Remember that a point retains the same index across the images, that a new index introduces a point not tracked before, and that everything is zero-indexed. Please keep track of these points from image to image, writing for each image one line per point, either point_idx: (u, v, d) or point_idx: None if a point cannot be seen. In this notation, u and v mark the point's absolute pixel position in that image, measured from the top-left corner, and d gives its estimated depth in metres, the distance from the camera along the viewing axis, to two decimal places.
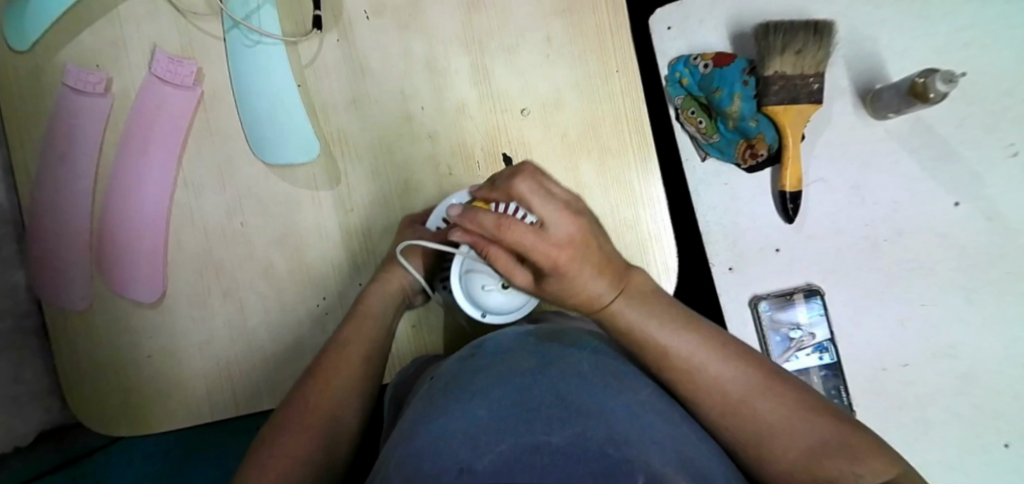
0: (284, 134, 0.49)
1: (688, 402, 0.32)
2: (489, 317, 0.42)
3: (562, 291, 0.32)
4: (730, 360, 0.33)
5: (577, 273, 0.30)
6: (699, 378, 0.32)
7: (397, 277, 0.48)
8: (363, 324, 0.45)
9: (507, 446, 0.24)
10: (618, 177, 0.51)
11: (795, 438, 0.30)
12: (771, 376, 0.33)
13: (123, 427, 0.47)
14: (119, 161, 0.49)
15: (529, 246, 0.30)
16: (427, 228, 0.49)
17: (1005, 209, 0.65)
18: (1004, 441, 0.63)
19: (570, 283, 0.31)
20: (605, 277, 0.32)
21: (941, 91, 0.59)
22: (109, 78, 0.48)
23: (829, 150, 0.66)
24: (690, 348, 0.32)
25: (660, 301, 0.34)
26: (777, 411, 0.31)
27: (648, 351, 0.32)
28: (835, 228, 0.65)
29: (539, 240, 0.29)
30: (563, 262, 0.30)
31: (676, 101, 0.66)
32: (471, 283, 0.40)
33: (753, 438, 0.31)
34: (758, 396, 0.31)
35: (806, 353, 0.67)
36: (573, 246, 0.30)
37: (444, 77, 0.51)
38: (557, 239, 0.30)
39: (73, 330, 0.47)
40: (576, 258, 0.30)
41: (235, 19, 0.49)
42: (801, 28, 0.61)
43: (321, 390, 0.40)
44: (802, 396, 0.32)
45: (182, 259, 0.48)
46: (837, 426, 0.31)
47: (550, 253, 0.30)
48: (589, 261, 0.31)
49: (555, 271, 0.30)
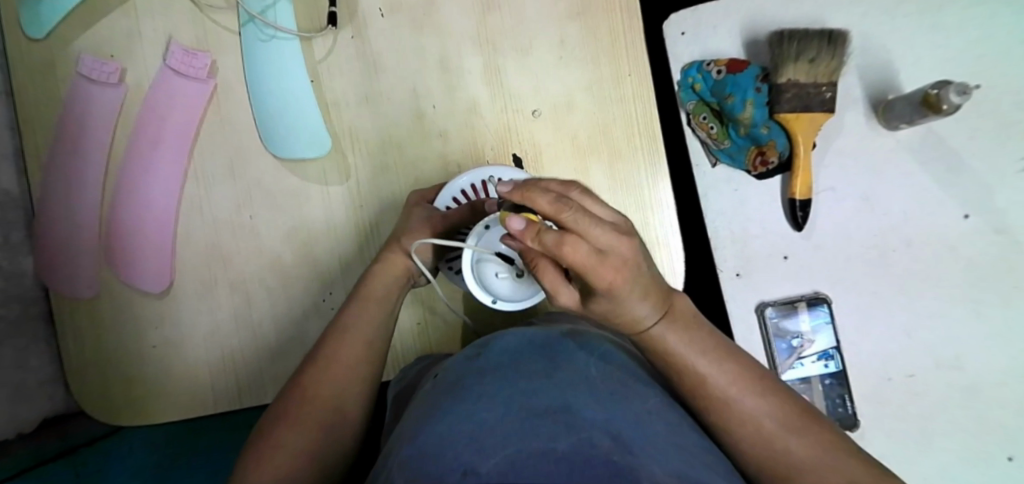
0: (297, 130, 0.49)
1: (717, 429, 0.33)
2: (500, 303, 0.41)
3: (608, 313, 0.28)
4: (766, 392, 0.32)
5: (630, 295, 0.27)
6: (730, 407, 0.32)
7: (402, 260, 0.47)
8: (367, 308, 0.45)
9: (513, 450, 0.24)
10: (628, 180, 0.51)
11: (823, 477, 0.30)
12: (805, 414, 0.32)
13: (127, 417, 0.47)
14: (131, 151, 0.49)
15: (587, 266, 0.24)
16: (437, 208, 0.49)
17: (1014, 223, 0.64)
18: (1008, 455, 0.63)
19: (620, 305, 0.28)
20: (651, 300, 0.29)
21: (954, 102, 0.59)
22: (124, 69, 0.49)
23: (838, 159, 0.66)
24: (726, 377, 0.32)
25: (700, 328, 0.33)
26: (806, 447, 0.31)
27: (688, 376, 0.32)
28: (843, 237, 0.65)
29: (600, 259, 0.24)
30: (620, 282, 0.26)
31: (688, 106, 0.65)
32: (483, 270, 0.41)
33: (779, 471, 0.31)
34: (788, 429, 0.31)
35: (810, 360, 0.67)
36: (630, 265, 0.26)
37: (457, 76, 0.51)
38: (615, 258, 0.25)
39: (80, 318, 0.47)
40: (633, 279, 0.26)
41: (251, 13, 0.50)
42: (815, 37, 0.61)
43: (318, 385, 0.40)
44: (829, 433, 0.32)
45: (191, 251, 0.48)
46: (868, 469, 0.30)
47: (610, 273, 0.25)
48: (643, 281, 0.27)
49: (610, 292, 0.26)
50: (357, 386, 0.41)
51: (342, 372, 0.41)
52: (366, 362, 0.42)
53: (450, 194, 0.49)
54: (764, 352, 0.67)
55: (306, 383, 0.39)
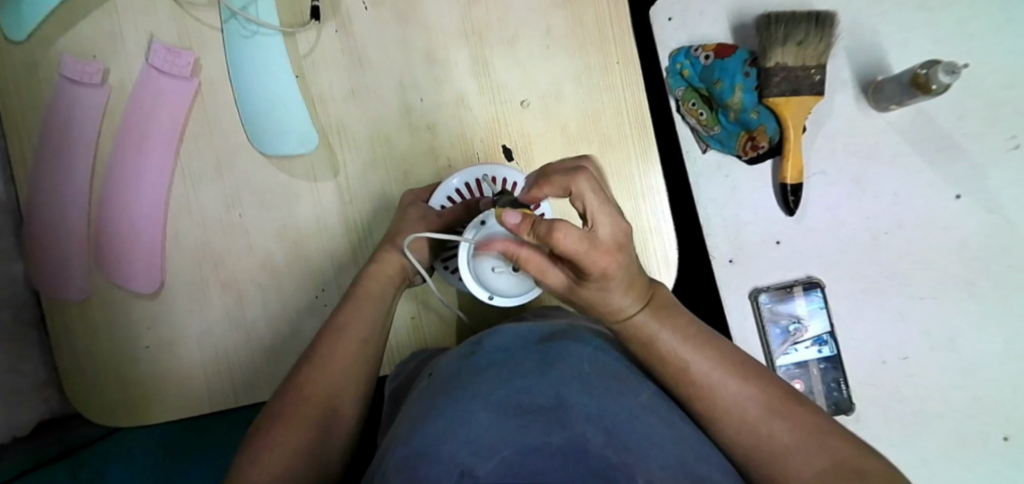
0: (283, 126, 0.49)
1: (705, 420, 0.32)
2: (496, 299, 0.41)
3: (595, 301, 0.31)
4: (749, 378, 0.33)
5: (617, 283, 0.30)
6: (715, 394, 0.32)
7: (396, 259, 0.47)
8: (362, 308, 0.44)
9: (510, 451, 0.24)
10: (618, 169, 0.51)
11: (812, 459, 0.30)
12: (790, 397, 0.33)
13: (123, 419, 0.47)
14: (116, 153, 0.49)
15: (582, 253, 0.27)
16: (432, 207, 0.48)
17: (1006, 203, 0.64)
18: (1003, 434, 0.63)
19: (607, 293, 0.30)
20: (632, 291, 0.31)
21: (943, 82, 0.60)
22: (106, 69, 0.48)
23: (830, 143, 0.65)
24: (708, 366, 0.33)
25: (679, 316, 0.34)
26: (791, 433, 0.31)
27: (669, 364, 0.32)
28: (836, 222, 0.65)
29: (593, 248, 0.27)
30: (611, 270, 0.28)
31: (677, 93, 0.66)
32: (479, 264, 0.40)
33: (767, 455, 0.31)
34: (772, 416, 0.31)
35: (806, 345, 0.67)
36: (621, 255, 0.29)
37: (444, 68, 0.50)
38: (607, 247, 0.28)
39: (72, 321, 0.47)
40: (623, 268, 0.29)
41: (232, 9, 0.49)
42: (802, 19, 0.60)
43: (318, 387, 0.40)
44: (813, 416, 0.32)
45: (181, 251, 0.48)
46: (855, 447, 0.30)
47: (603, 260, 0.28)
48: (629, 271, 0.30)
49: (601, 279, 0.29)
50: (351, 385, 0.41)
51: (334, 367, 0.41)
52: (362, 363, 0.42)
53: (445, 192, 0.49)
54: (759, 339, 0.67)
55: (302, 384, 0.39)
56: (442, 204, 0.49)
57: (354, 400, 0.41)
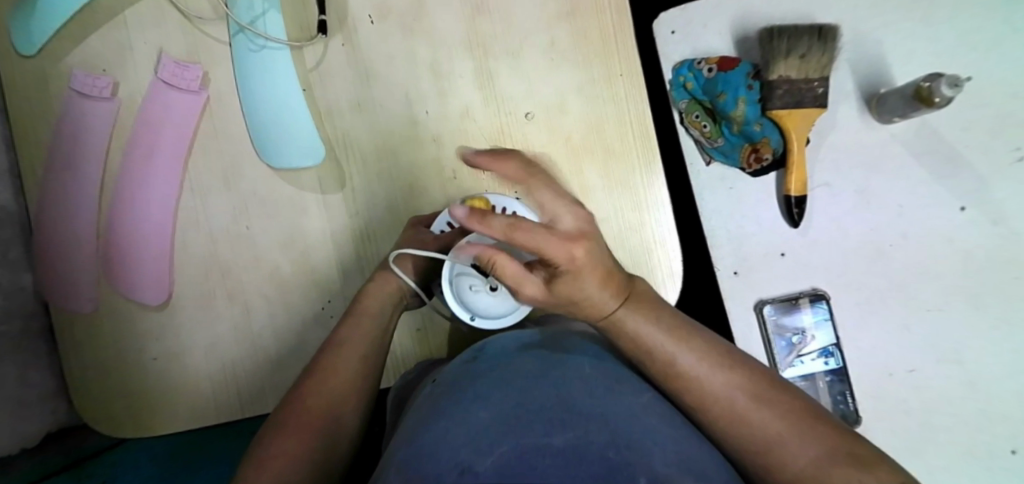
0: (289, 140, 0.49)
1: (697, 417, 0.32)
2: (478, 321, 0.42)
3: (571, 296, 0.31)
4: (736, 369, 0.33)
5: (590, 272, 0.30)
6: (706, 387, 0.32)
7: (390, 280, 0.47)
8: (361, 323, 0.45)
9: (507, 448, 0.25)
10: (622, 181, 0.51)
11: (804, 447, 0.30)
12: (776, 384, 0.33)
13: (128, 429, 0.48)
14: (125, 164, 0.50)
15: (540, 244, 0.27)
16: (432, 231, 0.48)
17: (1012, 213, 0.64)
18: (1011, 447, 0.63)
19: (582, 286, 0.30)
20: (609, 285, 0.31)
21: (947, 95, 0.60)
22: (116, 83, 0.49)
23: (835, 154, 0.65)
24: (693, 361, 0.32)
25: (662, 311, 0.34)
26: (784, 422, 0.31)
27: (658, 357, 0.32)
28: (841, 234, 0.65)
29: (552, 236, 0.28)
30: (579, 256, 0.29)
31: (681, 105, 0.66)
32: (460, 284, 0.42)
33: (763, 447, 0.30)
34: (759, 405, 0.31)
35: (811, 358, 0.68)
36: (586, 240, 0.29)
37: (448, 81, 0.51)
38: (570, 234, 0.29)
39: (81, 331, 0.48)
40: (591, 255, 0.29)
41: (240, 24, 0.50)
42: (806, 33, 0.61)
43: (321, 387, 0.40)
44: (805, 409, 0.32)
45: (187, 263, 0.48)
46: (841, 433, 0.31)
47: (566, 248, 0.28)
48: (600, 259, 0.30)
49: (570, 269, 0.29)
50: (355, 397, 0.42)
51: (337, 378, 0.41)
52: (362, 377, 0.42)
53: (445, 218, 0.48)
54: (764, 350, 0.67)
55: (306, 394, 0.40)
56: (442, 229, 0.48)
57: (355, 411, 0.41)
